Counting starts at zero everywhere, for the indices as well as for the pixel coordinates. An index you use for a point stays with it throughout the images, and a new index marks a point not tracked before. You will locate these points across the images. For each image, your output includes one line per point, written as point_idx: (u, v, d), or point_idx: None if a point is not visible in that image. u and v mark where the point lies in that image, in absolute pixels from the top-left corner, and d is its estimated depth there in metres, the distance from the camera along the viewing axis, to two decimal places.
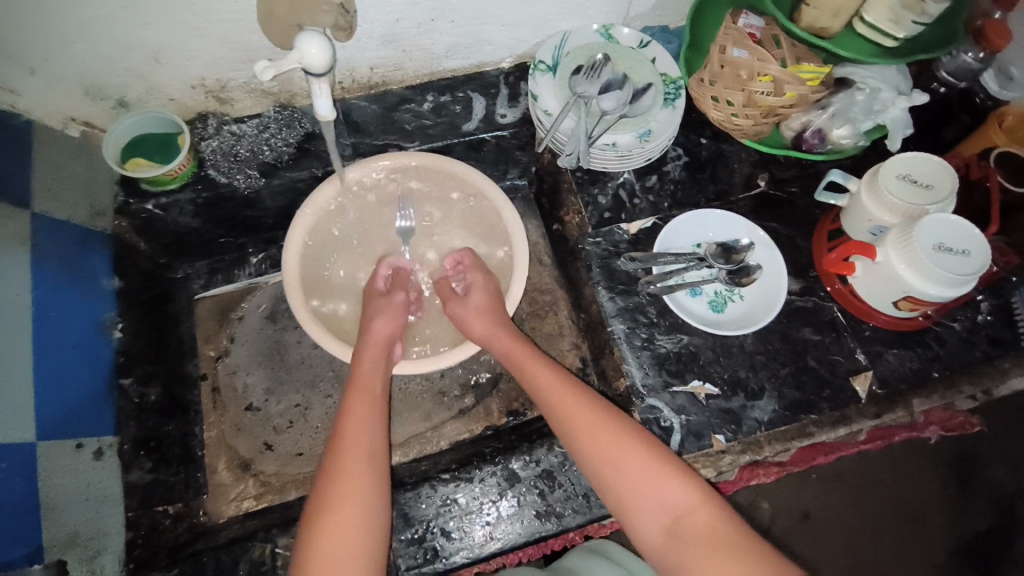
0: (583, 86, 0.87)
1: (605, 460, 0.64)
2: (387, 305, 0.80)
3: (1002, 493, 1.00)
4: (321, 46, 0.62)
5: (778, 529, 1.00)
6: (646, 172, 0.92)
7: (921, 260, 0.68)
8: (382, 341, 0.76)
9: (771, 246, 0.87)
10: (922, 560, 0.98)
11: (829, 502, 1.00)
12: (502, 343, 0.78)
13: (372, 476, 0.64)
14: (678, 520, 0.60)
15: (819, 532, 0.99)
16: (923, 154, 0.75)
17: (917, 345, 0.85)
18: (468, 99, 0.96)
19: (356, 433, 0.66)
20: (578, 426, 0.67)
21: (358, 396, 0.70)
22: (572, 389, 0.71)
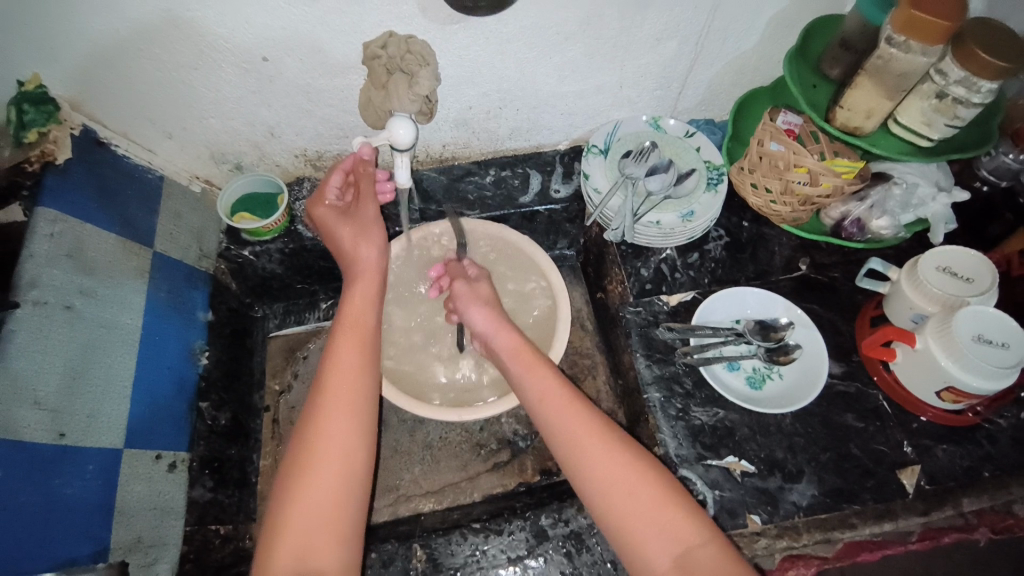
0: (630, 168, 0.96)
1: (614, 492, 0.64)
2: (361, 218, 0.81)
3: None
4: (407, 128, 0.74)
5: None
6: (688, 249, 0.98)
7: (958, 350, 0.69)
8: (371, 268, 0.79)
9: (811, 327, 0.89)
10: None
11: None
12: (501, 340, 0.81)
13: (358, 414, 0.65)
14: (689, 556, 0.60)
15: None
16: (960, 248, 0.77)
17: (967, 441, 0.82)
18: (525, 174, 1.06)
19: (350, 367, 0.68)
20: (589, 454, 0.66)
21: (349, 327, 0.72)
22: (577, 411, 0.70)
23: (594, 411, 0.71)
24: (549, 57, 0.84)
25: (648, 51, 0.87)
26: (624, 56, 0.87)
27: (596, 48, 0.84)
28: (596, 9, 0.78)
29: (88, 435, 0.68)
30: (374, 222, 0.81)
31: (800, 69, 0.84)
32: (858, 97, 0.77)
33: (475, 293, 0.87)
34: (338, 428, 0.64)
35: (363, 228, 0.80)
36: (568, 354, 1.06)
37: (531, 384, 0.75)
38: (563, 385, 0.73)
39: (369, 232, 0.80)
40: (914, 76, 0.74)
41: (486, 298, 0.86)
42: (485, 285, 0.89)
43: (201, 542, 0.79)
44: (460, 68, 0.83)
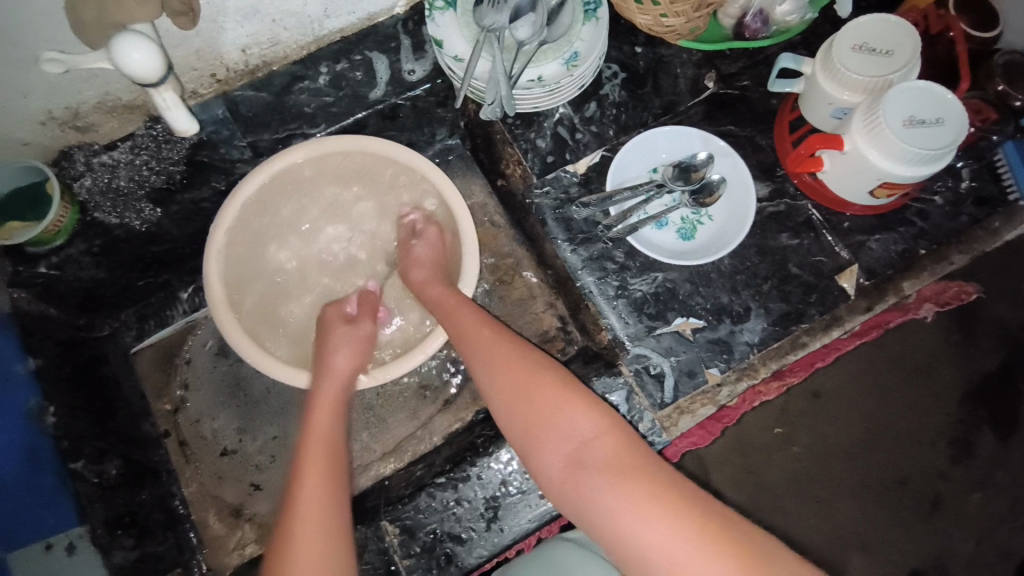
0: (490, 17, 0.75)
1: (521, 409, 0.60)
2: (351, 335, 0.75)
3: (1009, 328, 0.93)
4: (133, 49, 0.55)
5: (757, 434, 0.94)
6: (583, 100, 0.83)
7: (891, 142, 0.60)
8: (338, 377, 0.71)
9: (732, 154, 0.80)
10: (942, 410, 0.93)
11: (856, 407, 0.93)
12: (428, 292, 0.75)
13: (333, 498, 0.59)
14: (585, 450, 0.56)
15: (828, 406, 0.93)
16: (879, 15, 0.66)
17: (898, 224, 0.78)
18: (367, 61, 0.83)
19: (316, 474, 0.61)
20: (492, 369, 0.64)
21: (316, 436, 0.65)
22: (503, 350, 0.65)
23: (509, 336, 0.67)
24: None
25: None
26: None
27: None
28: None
29: None
30: (369, 340, 0.76)
31: None
32: None
33: (422, 250, 0.78)
34: (317, 517, 0.57)
35: (350, 340, 0.75)
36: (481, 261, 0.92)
37: (450, 324, 0.71)
38: (477, 319, 0.70)
39: (353, 346, 0.74)
40: None
41: (433, 255, 0.78)
42: (433, 235, 0.79)
43: None
44: None
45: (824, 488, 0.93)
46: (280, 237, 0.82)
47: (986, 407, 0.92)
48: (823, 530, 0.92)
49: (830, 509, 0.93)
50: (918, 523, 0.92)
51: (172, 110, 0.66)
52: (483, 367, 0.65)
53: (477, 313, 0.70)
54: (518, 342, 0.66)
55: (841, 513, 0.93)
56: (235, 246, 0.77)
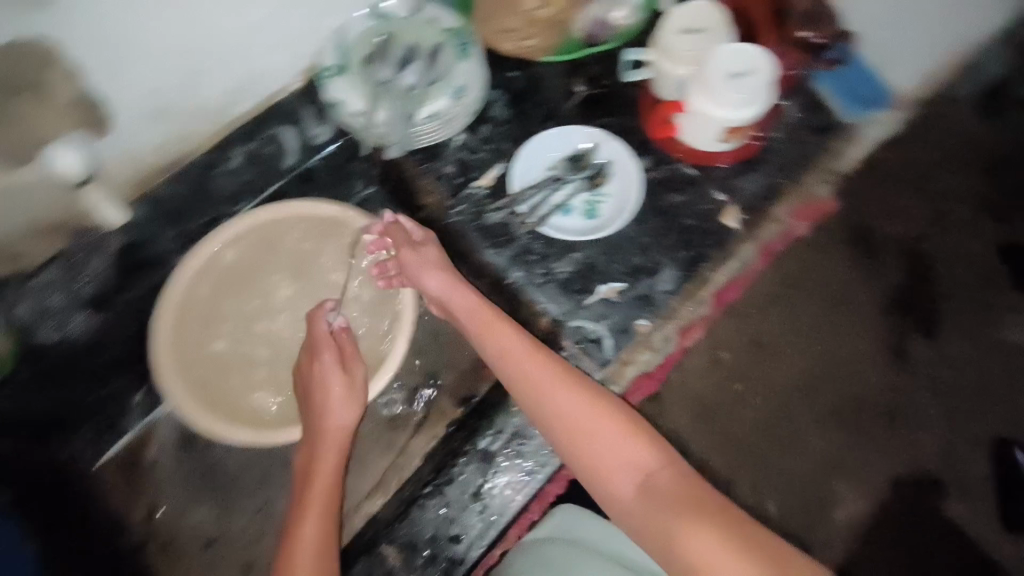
0: (379, 71, 0.88)
1: (580, 437, 0.64)
2: (347, 385, 0.76)
3: (902, 237, 1.10)
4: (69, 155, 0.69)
5: (723, 394, 1.02)
6: (476, 124, 0.93)
7: (720, 97, 0.72)
8: (340, 434, 0.74)
9: (610, 138, 0.91)
10: (870, 328, 1.06)
11: (799, 337, 1.05)
12: (458, 300, 0.77)
13: (328, 533, 0.66)
14: (648, 480, 0.60)
15: (778, 354, 1.04)
16: (687, 4, 0.80)
17: (759, 163, 0.91)
18: (275, 136, 0.89)
19: (313, 515, 0.67)
20: (549, 397, 0.67)
21: (318, 483, 0.70)
22: (565, 390, 0.67)
23: (562, 365, 0.70)
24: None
25: None
26: None
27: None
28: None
29: None
30: (362, 388, 0.77)
31: None
32: None
33: (426, 257, 0.80)
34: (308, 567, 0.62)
35: (351, 392, 0.76)
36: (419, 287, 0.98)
37: (491, 348, 0.73)
38: (525, 346, 0.71)
39: (352, 398, 0.76)
40: None
41: (437, 259, 0.80)
42: (431, 246, 0.81)
43: None
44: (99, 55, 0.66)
45: (795, 432, 1.02)
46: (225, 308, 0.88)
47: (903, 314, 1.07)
48: (807, 465, 1.01)
49: (805, 445, 1.02)
50: (891, 437, 1.03)
51: (103, 203, 0.77)
52: (536, 397, 0.68)
53: (523, 339, 0.72)
54: (569, 372, 0.69)
55: (811, 443, 1.02)
56: (185, 324, 0.86)
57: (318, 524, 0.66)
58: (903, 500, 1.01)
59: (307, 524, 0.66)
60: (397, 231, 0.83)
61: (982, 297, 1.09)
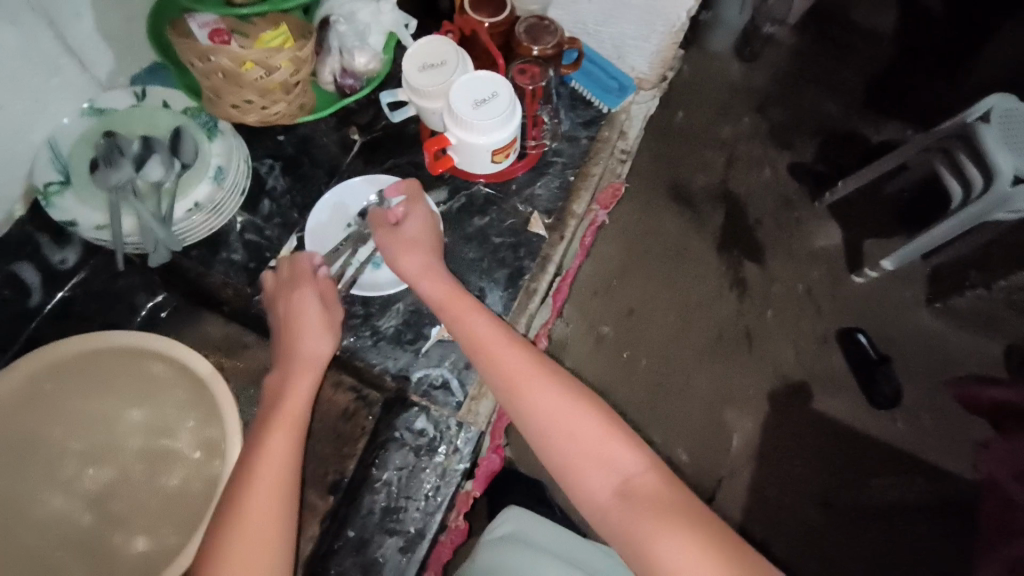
0: (113, 175, 0.77)
1: (564, 438, 0.62)
2: (326, 319, 0.74)
3: (676, 189, 1.36)
4: None
5: (609, 365, 1.23)
6: (255, 201, 0.88)
7: (471, 123, 0.75)
8: (311, 365, 0.71)
9: (398, 177, 0.88)
10: (704, 276, 1.30)
11: (642, 293, 1.28)
12: (429, 288, 0.74)
13: (286, 474, 0.62)
14: (628, 486, 0.59)
15: (642, 317, 1.27)
16: (419, 41, 0.82)
17: (546, 167, 0.95)
18: (10, 275, 0.79)
19: (272, 454, 0.63)
20: (529, 395, 0.65)
21: (281, 420, 0.66)
22: (557, 392, 0.64)
23: (550, 363, 0.67)
24: None
25: None
26: None
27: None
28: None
29: None
30: (337, 322, 0.75)
31: None
32: None
33: (418, 240, 0.78)
34: (270, 511, 0.60)
35: (325, 321, 0.74)
36: (244, 389, 0.86)
37: (466, 336, 0.70)
38: (506, 338, 0.69)
39: (325, 326, 0.74)
40: None
41: (414, 241, 0.77)
42: (416, 217, 0.79)
43: None
44: None
45: (674, 382, 1.23)
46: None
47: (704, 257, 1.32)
48: (699, 408, 1.22)
49: (690, 392, 1.23)
50: (750, 358, 1.26)
51: None
52: (514, 397, 0.65)
53: (501, 330, 0.70)
54: (554, 371, 0.67)
55: (699, 388, 1.23)
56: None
57: (281, 459, 0.63)
58: (776, 416, 1.23)
59: (263, 463, 0.62)
60: (383, 219, 0.80)
61: (784, 217, 1.37)
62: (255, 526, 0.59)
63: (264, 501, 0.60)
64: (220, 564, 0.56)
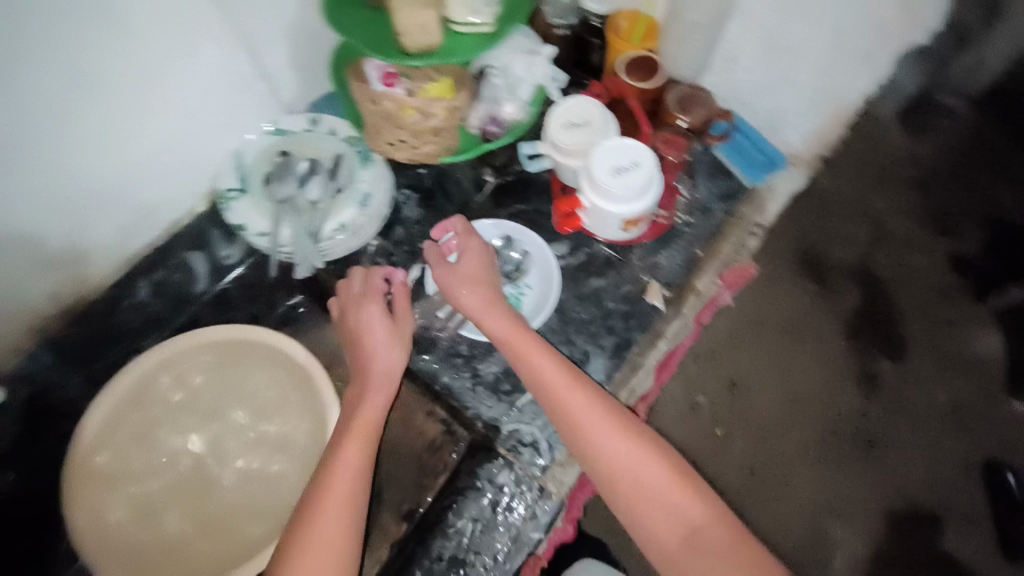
0: (281, 190, 0.88)
1: (634, 483, 0.64)
2: (393, 334, 0.79)
3: (836, 263, 1.15)
4: None
5: (700, 442, 1.09)
6: (390, 227, 0.94)
7: (609, 192, 0.73)
8: (387, 376, 0.76)
9: (524, 229, 0.91)
10: (826, 364, 1.12)
11: (763, 373, 1.12)
12: (492, 322, 0.76)
13: (360, 480, 0.68)
14: (696, 534, 0.62)
15: (747, 394, 1.11)
16: (571, 99, 0.81)
17: (676, 237, 0.91)
18: (184, 262, 0.90)
19: (349, 464, 0.69)
20: (600, 437, 0.66)
21: (359, 428, 0.72)
22: (622, 438, 0.66)
23: (616, 406, 0.70)
24: (63, 126, 0.67)
25: (192, 68, 0.76)
26: (177, 88, 0.76)
27: (79, 88, 0.66)
28: (10, 61, 0.59)
29: None
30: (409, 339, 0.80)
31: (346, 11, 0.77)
32: (404, 16, 0.71)
33: (477, 268, 0.79)
34: (336, 514, 0.65)
35: (399, 338, 0.79)
36: None
37: (531, 373, 0.72)
38: (571, 379, 0.70)
39: (399, 340, 0.79)
40: None
41: (479, 268, 0.80)
42: (474, 246, 0.82)
43: None
44: None
45: (779, 474, 1.08)
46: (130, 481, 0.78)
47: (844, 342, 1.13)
48: (799, 514, 1.06)
49: (791, 491, 1.07)
50: (865, 467, 1.08)
51: None
52: (584, 438, 0.67)
53: (564, 371, 0.71)
54: (618, 413, 0.69)
55: (805, 491, 1.07)
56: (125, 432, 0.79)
57: (354, 470, 0.68)
58: (901, 546, 1.04)
59: (339, 469, 0.68)
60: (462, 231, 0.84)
61: (932, 313, 1.15)
62: (329, 524, 0.64)
63: (329, 503, 0.66)
64: (301, 549, 0.63)
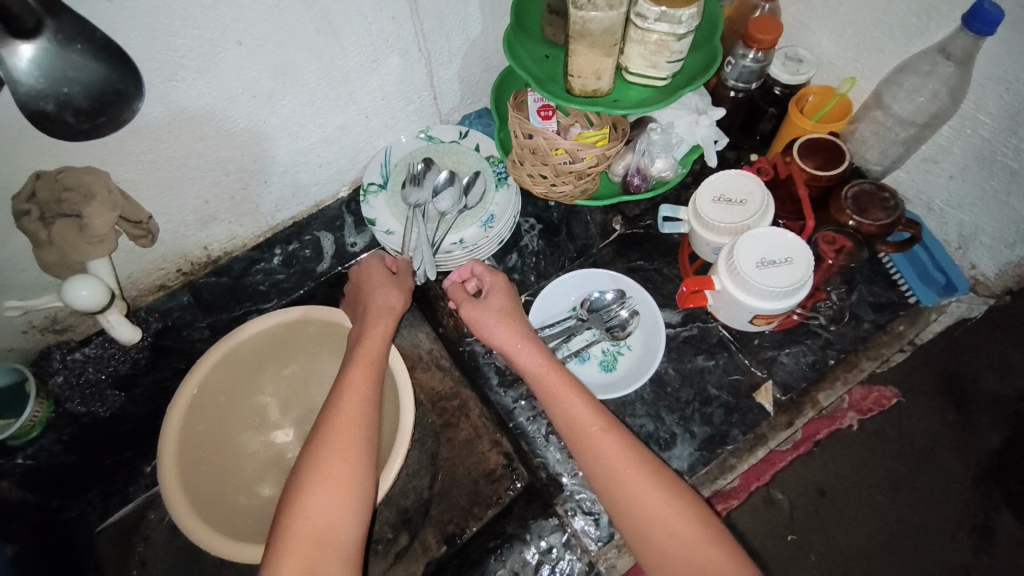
0: (415, 194, 0.91)
1: (661, 530, 0.60)
2: (390, 280, 0.83)
3: (1006, 401, 0.87)
4: (88, 288, 0.69)
5: (770, 549, 0.85)
6: (506, 252, 0.94)
7: (749, 281, 0.67)
8: (387, 312, 0.79)
9: (639, 289, 0.87)
10: (949, 498, 0.84)
11: (874, 503, 0.85)
12: (520, 343, 0.74)
13: (361, 428, 0.67)
14: None
15: (841, 511, 0.85)
16: (728, 171, 0.76)
17: (806, 337, 0.83)
18: (315, 240, 0.96)
19: (350, 414, 0.68)
20: (624, 475, 0.63)
21: (362, 366, 0.72)
22: (652, 485, 0.62)
23: (640, 446, 0.66)
24: (259, 109, 0.74)
25: (376, 73, 0.81)
26: (354, 88, 0.81)
27: (275, 77, 0.72)
28: (213, 47, 0.64)
29: None
30: (408, 288, 0.84)
31: (525, 44, 0.79)
32: (580, 62, 0.72)
33: (496, 287, 0.80)
34: (339, 471, 0.63)
35: (400, 291, 0.82)
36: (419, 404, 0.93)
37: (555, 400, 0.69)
38: (593, 411, 0.67)
39: (397, 288, 0.83)
40: (619, 29, 0.68)
41: (508, 299, 0.78)
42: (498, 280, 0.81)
43: None
44: (142, 171, 0.72)
45: None
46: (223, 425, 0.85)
47: (1001, 486, 0.84)
48: None
49: None
50: None
51: (116, 326, 0.77)
52: (606, 475, 0.63)
53: (589, 401, 0.68)
54: (638, 450, 0.65)
55: None
56: (228, 382, 0.86)
57: (357, 420, 0.67)
58: None
59: (344, 410, 0.68)
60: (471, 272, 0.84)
61: None
62: (333, 472, 0.63)
63: (333, 459, 0.64)
64: (306, 492, 0.62)
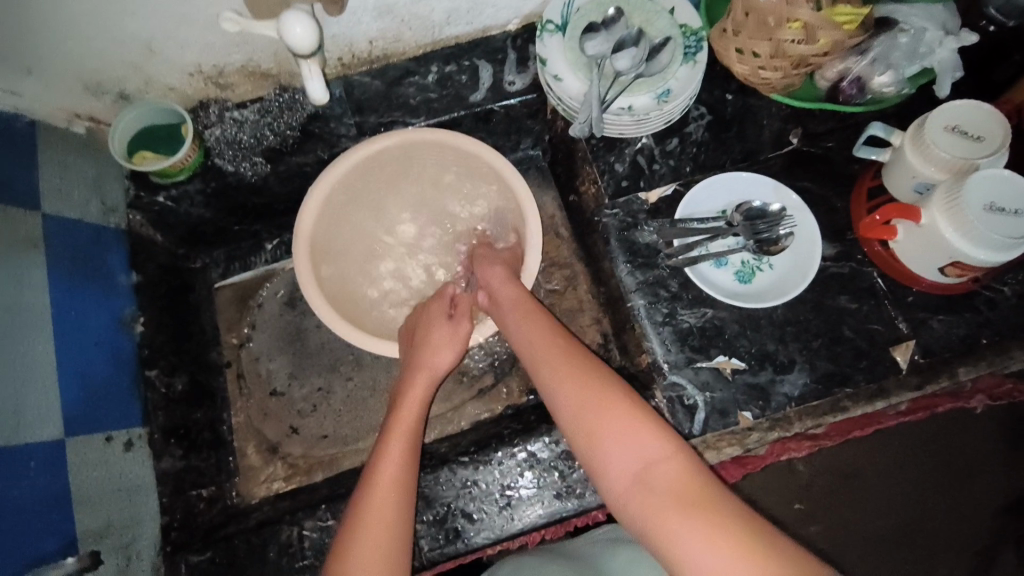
0: (596, 45, 0.82)
1: (624, 467, 0.57)
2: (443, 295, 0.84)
3: None
4: (305, 29, 0.70)
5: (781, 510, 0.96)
6: (667, 133, 0.86)
7: (968, 225, 0.62)
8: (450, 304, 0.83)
9: (804, 210, 0.82)
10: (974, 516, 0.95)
11: (906, 483, 0.95)
12: (505, 292, 0.78)
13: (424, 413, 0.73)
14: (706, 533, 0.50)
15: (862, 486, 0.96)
16: (972, 101, 0.67)
17: (966, 310, 0.78)
18: (474, 67, 0.91)
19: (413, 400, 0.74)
20: (583, 410, 0.62)
21: (415, 356, 0.78)
22: (619, 422, 0.59)
23: (605, 376, 0.64)
24: None
25: None
26: None
27: None
28: None
29: (24, 431, 0.65)
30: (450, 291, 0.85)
31: None
32: None
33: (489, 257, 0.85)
34: (401, 451, 0.69)
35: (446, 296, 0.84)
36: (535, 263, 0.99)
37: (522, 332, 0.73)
38: (564, 349, 0.68)
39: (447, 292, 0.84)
40: None
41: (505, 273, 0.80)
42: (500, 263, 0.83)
43: (183, 510, 0.82)
44: None
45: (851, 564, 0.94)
46: (361, 212, 0.90)
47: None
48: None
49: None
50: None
51: (311, 78, 0.78)
52: (567, 410, 0.64)
53: (565, 344, 0.69)
54: (605, 383, 0.63)
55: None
56: (376, 175, 0.87)
57: (418, 407, 0.73)
58: None
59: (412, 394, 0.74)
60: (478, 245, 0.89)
61: None
62: (395, 449, 0.69)
63: (397, 440, 0.69)
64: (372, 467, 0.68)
